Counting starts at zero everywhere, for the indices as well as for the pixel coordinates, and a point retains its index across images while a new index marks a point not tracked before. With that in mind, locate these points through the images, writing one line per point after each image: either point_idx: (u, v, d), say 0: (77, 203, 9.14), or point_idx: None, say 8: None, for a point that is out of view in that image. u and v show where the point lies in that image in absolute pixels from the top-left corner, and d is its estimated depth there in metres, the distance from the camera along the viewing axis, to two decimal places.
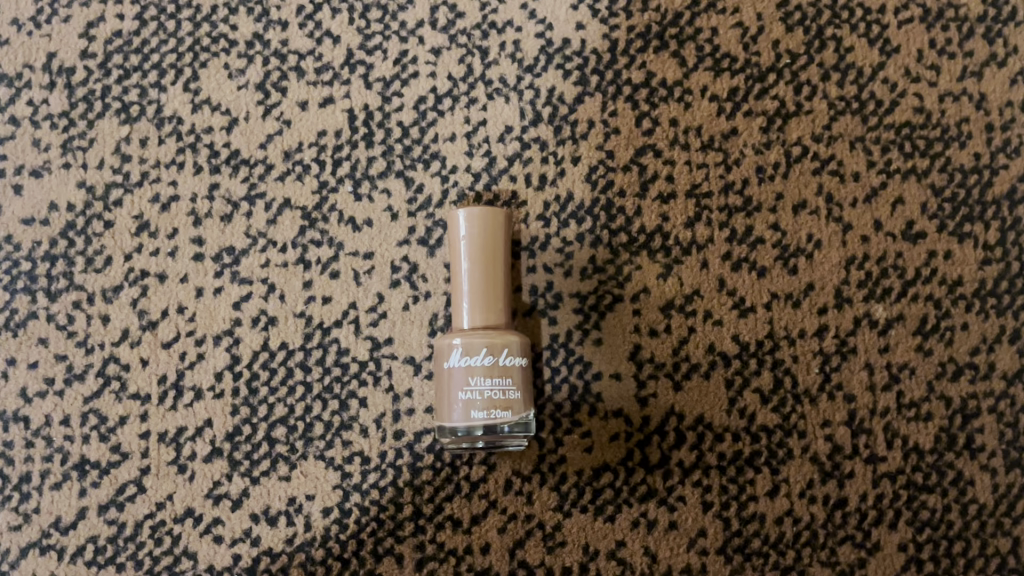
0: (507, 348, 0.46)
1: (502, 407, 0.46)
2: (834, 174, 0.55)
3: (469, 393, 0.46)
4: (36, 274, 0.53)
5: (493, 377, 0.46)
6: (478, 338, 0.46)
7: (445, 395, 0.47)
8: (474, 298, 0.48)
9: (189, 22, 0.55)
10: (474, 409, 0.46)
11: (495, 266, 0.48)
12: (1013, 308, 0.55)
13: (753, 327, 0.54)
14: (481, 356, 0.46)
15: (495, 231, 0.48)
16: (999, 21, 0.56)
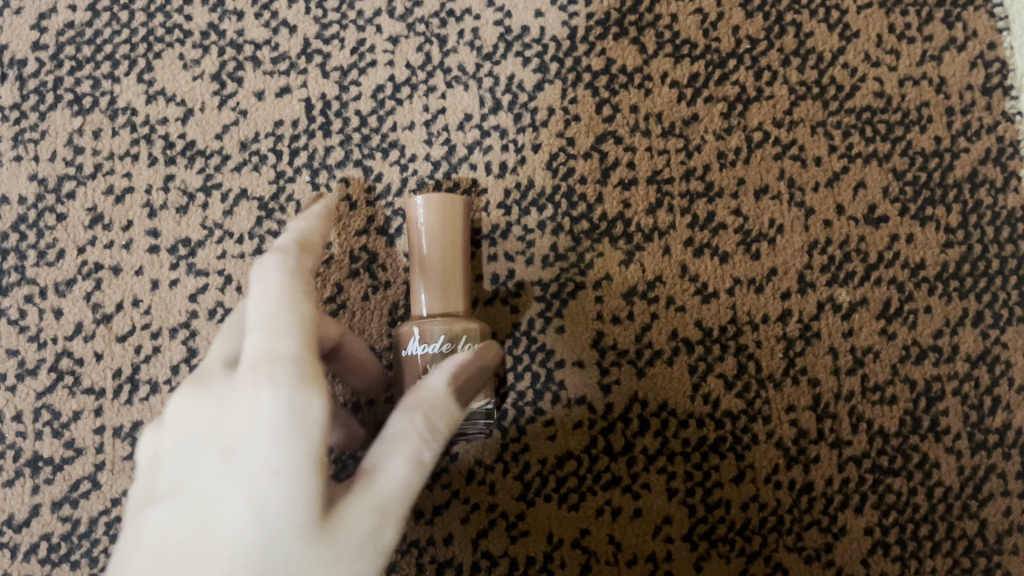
0: (465, 334, 0.46)
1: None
2: (795, 158, 0.55)
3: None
4: None
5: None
6: (436, 325, 0.46)
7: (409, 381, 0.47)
8: (432, 285, 0.47)
9: (143, 13, 0.54)
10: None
11: (455, 252, 0.48)
12: (976, 291, 0.55)
13: (715, 313, 0.54)
14: (440, 343, 0.46)
15: (454, 218, 0.48)
16: (958, 5, 0.56)
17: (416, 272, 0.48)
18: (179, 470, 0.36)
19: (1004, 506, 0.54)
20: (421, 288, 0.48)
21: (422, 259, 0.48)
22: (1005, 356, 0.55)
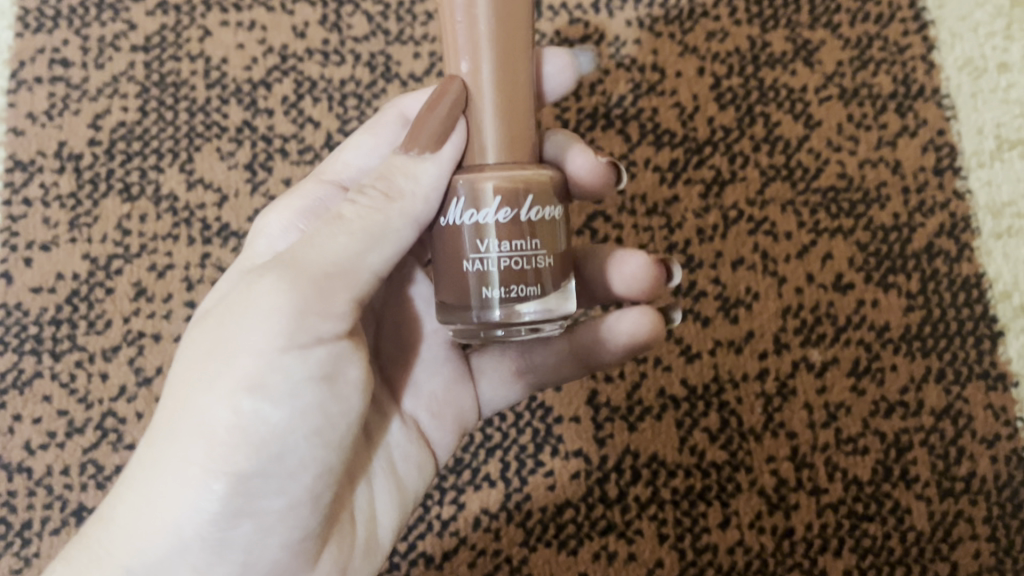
0: (531, 195, 0.36)
1: (524, 282, 0.36)
2: (768, 233, 0.60)
3: (469, 265, 0.37)
4: (42, 337, 0.58)
5: (510, 238, 0.36)
6: (488, 180, 0.36)
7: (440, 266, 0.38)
8: (498, 128, 0.37)
9: (185, 112, 0.59)
10: (485, 286, 0.36)
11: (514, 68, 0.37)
12: (936, 350, 0.60)
13: (699, 372, 0.60)
14: (495, 209, 0.36)
15: (517, 22, 0.37)
16: (908, 97, 0.61)
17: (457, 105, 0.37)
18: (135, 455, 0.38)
19: (972, 549, 0.59)
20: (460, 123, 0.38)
21: (463, 81, 0.37)
22: (966, 410, 0.60)
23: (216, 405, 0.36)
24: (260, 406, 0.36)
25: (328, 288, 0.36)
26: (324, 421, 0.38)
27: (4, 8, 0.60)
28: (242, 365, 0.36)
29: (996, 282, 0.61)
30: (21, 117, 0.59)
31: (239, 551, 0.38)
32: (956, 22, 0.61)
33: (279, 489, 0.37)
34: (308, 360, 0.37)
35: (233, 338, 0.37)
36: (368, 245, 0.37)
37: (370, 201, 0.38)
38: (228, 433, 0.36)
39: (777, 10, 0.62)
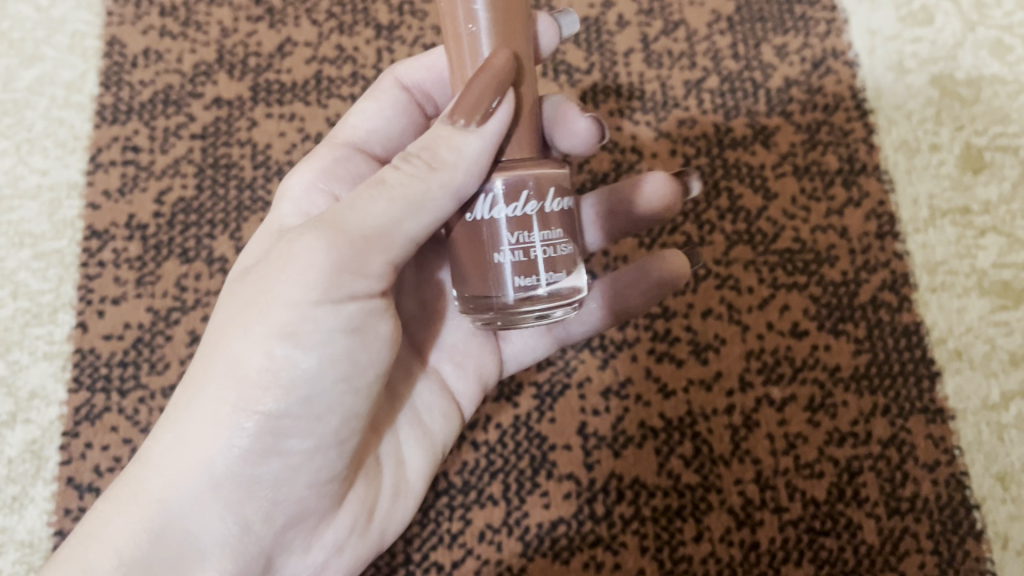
0: (553, 188, 0.44)
1: (551, 268, 0.45)
2: (733, 287, 0.70)
3: (499, 256, 0.44)
4: (111, 376, 0.65)
5: (538, 229, 0.44)
6: (515, 176, 0.44)
7: (465, 258, 0.45)
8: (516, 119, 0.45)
9: (235, 188, 0.67)
10: (519, 274, 0.44)
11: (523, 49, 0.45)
12: (882, 388, 0.69)
13: (674, 407, 0.70)
14: (525, 202, 0.44)
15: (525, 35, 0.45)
16: (852, 172, 0.70)
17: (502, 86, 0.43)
18: (181, 395, 0.46)
19: (917, 561, 0.67)
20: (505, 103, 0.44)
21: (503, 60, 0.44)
22: (909, 439, 0.69)
23: (254, 353, 0.44)
24: (291, 355, 0.44)
25: (362, 248, 0.43)
26: (352, 368, 0.46)
27: (84, 102, 0.69)
28: (278, 318, 0.44)
29: (934, 329, 0.70)
30: (97, 194, 0.67)
31: (273, 479, 0.47)
32: (892, 109, 0.71)
33: (308, 428, 0.46)
34: (338, 313, 0.44)
35: (273, 292, 0.44)
36: (407, 211, 0.43)
37: (416, 168, 0.44)
38: (263, 378, 0.44)
39: (739, 100, 0.71)
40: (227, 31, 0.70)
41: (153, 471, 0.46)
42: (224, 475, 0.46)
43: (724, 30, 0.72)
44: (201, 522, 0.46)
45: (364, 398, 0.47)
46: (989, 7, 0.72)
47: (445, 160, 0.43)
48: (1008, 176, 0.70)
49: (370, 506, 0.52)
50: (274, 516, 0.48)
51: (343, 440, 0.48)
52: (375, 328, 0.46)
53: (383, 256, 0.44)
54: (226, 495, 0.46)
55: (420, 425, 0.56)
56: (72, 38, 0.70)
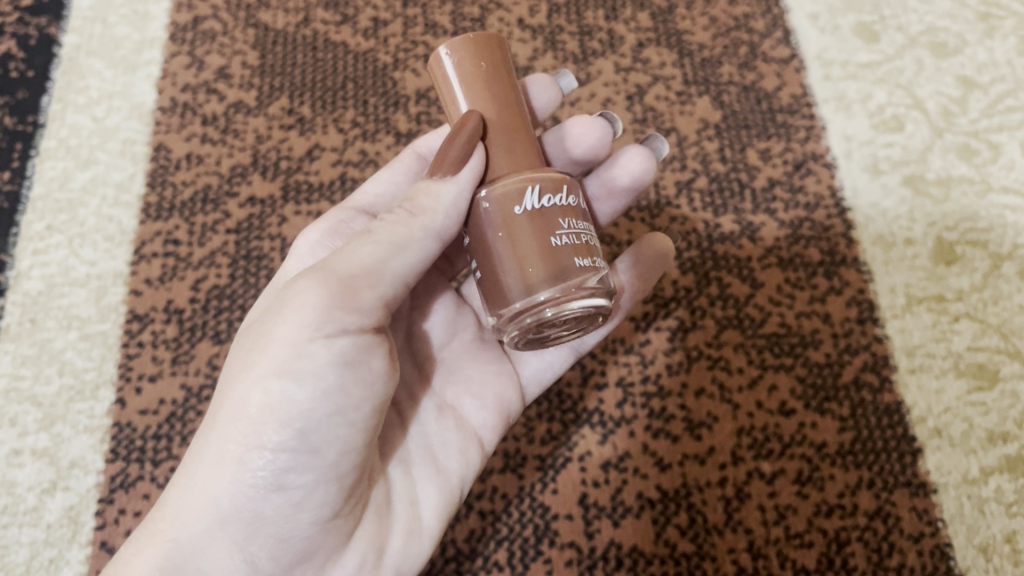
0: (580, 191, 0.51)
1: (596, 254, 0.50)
2: (724, 368, 0.74)
3: (558, 240, 0.48)
4: (146, 448, 0.69)
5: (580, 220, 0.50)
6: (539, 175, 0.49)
7: (523, 254, 0.48)
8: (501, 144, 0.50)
9: (266, 279, 0.73)
10: (547, 275, 0.47)
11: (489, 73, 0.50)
12: (866, 463, 0.71)
13: (670, 479, 0.71)
14: (568, 195, 0.49)
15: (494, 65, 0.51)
16: (834, 264, 0.76)
17: (469, 140, 0.49)
18: (200, 437, 0.50)
19: None
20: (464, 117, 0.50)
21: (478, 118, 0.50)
22: (895, 512, 0.70)
23: (252, 391, 0.47)
24: (286, 392, 0.47)
25: (353, 287, 0.48)
26: (345, 401, 0.48)
27: (132, 201, 0.75)
28: (276, 356, 0.47)
29: (913, 408, 0.72)
30: (140, 281, 0.73)
31: (274, 516, 0.49)
32: (869, 207, 0.78)
33: (305, 463, 0.47)
34: (331, 348, 0.47)
35: (273, 332, 0.48)
36: (394, 251, 0.50)
37: (401, 214, 0.51)
38: (260, 414, 0.47)
39: (726, 199, 0.77)
40: (262, 138, 0.77)
41: (171, 514, 0.50)
42: (228, 510, 0.49)
43: (712, 137, 0.79)
44: (212, 557, 0.49)
45: (360, 430, 0.49)
46: (955, 115, 0.81)
47: (425, 204, 0.50)
48: (978, 267, 0.76)
49: (381, 543, 0.54)
50: (281, 552, 0.50)
51: (342, 472, 0.49)
52: (368, 364, 0.48)
53: (374, 294, 0.49)
54: (233, 529, 0.49)
55: (431, 459, 0.58)
56: (124, 144, 0.77)
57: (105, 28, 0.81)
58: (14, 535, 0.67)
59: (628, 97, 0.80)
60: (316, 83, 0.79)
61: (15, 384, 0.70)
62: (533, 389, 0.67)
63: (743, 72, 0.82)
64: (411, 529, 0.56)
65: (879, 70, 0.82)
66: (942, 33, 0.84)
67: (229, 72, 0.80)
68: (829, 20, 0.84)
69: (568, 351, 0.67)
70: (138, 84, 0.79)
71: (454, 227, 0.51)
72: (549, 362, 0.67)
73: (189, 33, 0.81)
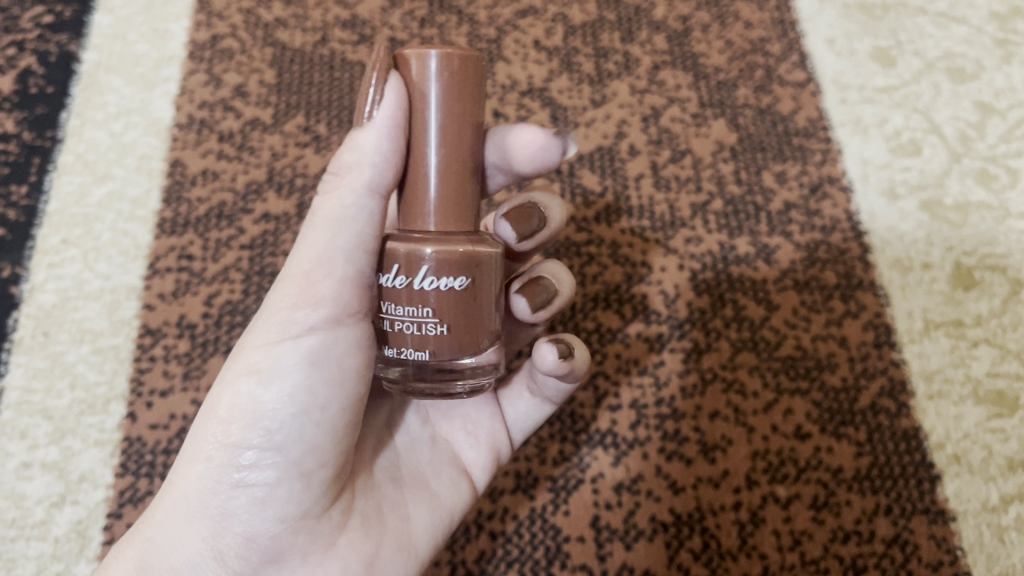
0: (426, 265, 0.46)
1: (415, 344, 0.47)
2: (739, 391, 0.72)
3: (389, 324, 0.48)
4: (155, 463, 0.69)
5: (405, 304, 0.47)
6: (401, 248, 0.46)
7: (380, 326, 0.50)
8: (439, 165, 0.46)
9: None
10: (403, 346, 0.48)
11: (461, 97, 0.46)
12: (884, 489, 0.70)
13: (684, 502, 0.70)
14: (426, 278, 0.46)
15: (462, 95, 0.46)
16: (851, 287, 0.75)
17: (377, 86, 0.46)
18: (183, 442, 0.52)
19: None
20: (391, 87, 0.45)
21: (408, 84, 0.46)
22: (912, 539, 0.69)
23: (224, 389, 0.50)
24: (252, 390, 0.49)
25: (309, 277, 0.48)
26: (312, 399, 0.49)
27: (147, 216, 0.76)
28: (246, 356, 0.49)
29: (932, 434, 0.71)
30: (153, 296, 0.73)
31: (242, 514, 0.49)
32: (886, 230, 0.77)
33: (271, 457, 0.49)
34: (297, 345, 0.49)
35: (245, 336, 0.50)
36: (332, 229, 0.47)
37: (329, 180, 0.47)
38: (229, 410, 0.49)
39: (742, 221, 0.77)
40: (277, 155, 0.78)
41: (148, 515, 0.51)
42: (198, 505, 0.50)
43: (727, 159, 0.79)
44: (181, 552, 0.49)
45: (328, 431, 0.50)
46: (973, 140, 0.80)
47: (347, 161, 0.46)
48: (997, 292, 0.76)
49: (364, 553, 0.52)
50: (250, 553, 0.50)
51: (308, 472, 0.50)
52: (338, 364, 0.49)
53: (331, 277, 0.47)
54: (202, 524, 0.49)
55: (423, 485, 0.58)
56: (140, 160, 0.77)
57: (124, 44, 0.81)
58: (22, 548, 0.67)
59: (643, 119, 0.80)
60: (332, 102, 0.79)
61: (27, 397, 0.70)
62: (517, 436, 0.64)
63: (759, 95, 0.82)
64: (399, 546, 0.54)
65: (896, 94, 0.82)
66: (959, 59, 0.84)
67: (246, 90, 0.80)
68: (845, 44, 0.84)
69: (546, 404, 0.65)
70: (155, 100, 0.79)
71: (388, 177, 0.47)
72: (526, 411, 0.64)
73: (207, 51, 0.81)
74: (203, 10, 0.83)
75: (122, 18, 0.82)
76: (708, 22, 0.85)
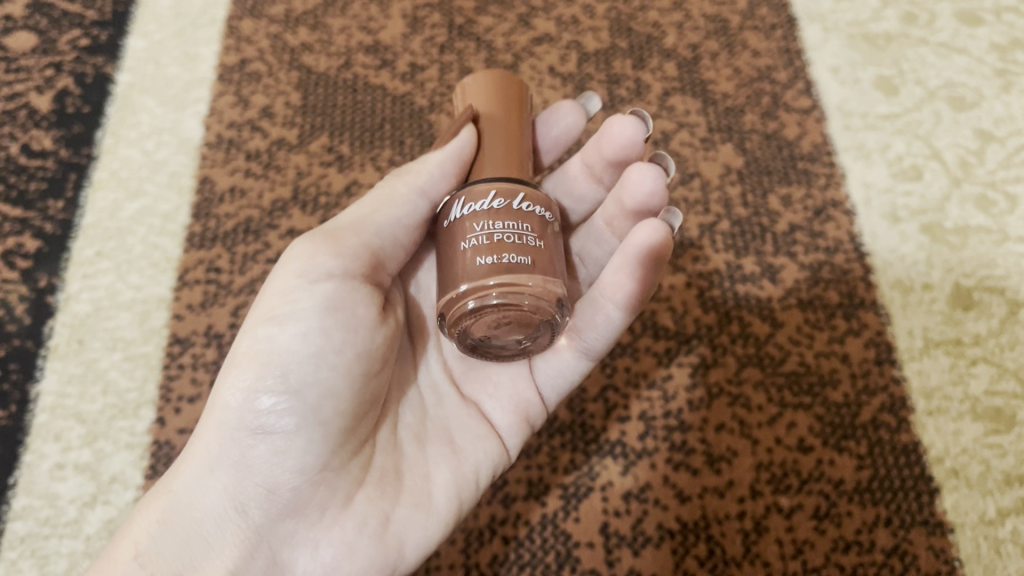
0: (515, 194, 0.54)
1: (516, 251, 0.52)
2: (743, 405, 0.75)
3: (468, 243, 0.52)
4: None
5: (503, 220, 0.52)
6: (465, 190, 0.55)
7: (450, 262, 0.53)
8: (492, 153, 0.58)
9: None
10: (481, 255, 0.51)
11: (510, 112, 0.60)
12: (884, 501, 0.71)
13: (690, 510, 0.72)
14: (492, 199, 0.53)
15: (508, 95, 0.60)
16: (854, 306, 0.78)
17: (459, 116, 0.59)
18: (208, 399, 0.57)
19: None
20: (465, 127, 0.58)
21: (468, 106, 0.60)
22: (911, 550, 0.70)
23: (243, 340, 0.54)
24: (272, 337, 0.53)
25: (337, 234, 0.56)
26: (326, 344, 0.53)
27: (177, 230, 0.79)
28: (267, 307, 0.54)
29: (931, 449, 0.73)
30: (183, 306, 0.76)
31: (262, 462, 0.54)
32: (887, 252, 0.80)
33: (287, 402, 0.53)
34: (314, 293, 0.54)
35: (268, 290, 0.55)
36: (379, 206, 0.58)
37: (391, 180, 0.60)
38: (246, 358, 0.54)
39: (748, 242, 0.80)
40: (302, 174, 0.81)
41: (175, 471, 0.56)
42: (222, 456, 0.54)
43: (734, 182, 0.82)
44: (206, 506, 0.54)
45: (343, 376, 0.54)
46: (973, 166, 0.83)
47: (410, 168, 0.60)
48: (996, 313, 0.78)
49: (380, 509, 0.56)
50: (271, 500, 0.54)
51: (326, 419, 0.53)
52: (352, 312, 0.54)
53: (357, 240, 0.56)
54: (225, 476, 0.54)
55: (443, 446, 0.61)
56: (171, 177, 0.81)
57: (157, 67, 0.85)
58: (55, 546, 0.69)
59: (654, 142, 0.83)
60: (355, 123, 0.83)
61: (62, 401, 0.73)
62: (550, 397, 0.65)
63: (765, 121, 0.84)
64: (417, 501, 0.58)
65: (898, 121, 0.85)
66: (960, 88, 0.86)
67: (273, 112, 0.84)
68: (849, 73, 0.87)
69: (581, 361, 0.64)
70: (186, 121, 0.83)
71: (438, 184, 0.59)
72: (558, 369, 0.65)
73: (236, 74, 0.85)
74: (233, 36, 0.87)
75: (155, 42, 0.86)
76: (717, 50, 0.88)
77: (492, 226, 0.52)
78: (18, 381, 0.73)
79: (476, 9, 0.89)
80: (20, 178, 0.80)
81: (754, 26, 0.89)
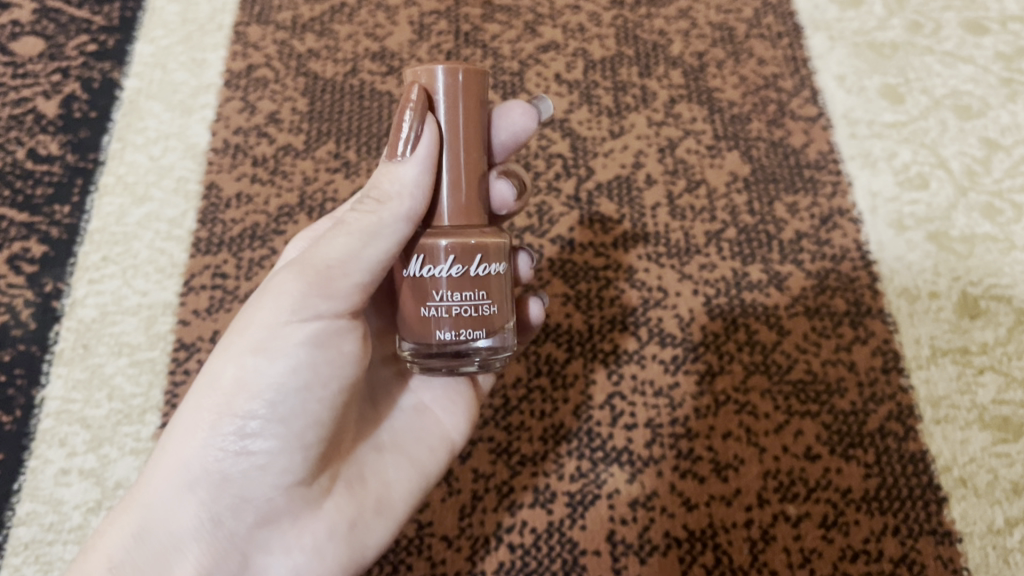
0: (476, 254, 0.49)
1: (474, 325, 0.50)
2: (751, 413, 0.74)
3: (430, 310, 0.50)
4: None
5: (461, 289, 0.50)
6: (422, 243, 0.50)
7: (414, 316, 0.51)
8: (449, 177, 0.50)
9: None
10: (442, 328, 0.50)
11: (469, 120, 0.51)
12: (892, 510, 0.71)
13: (697, 519, 0.71)
14: (451, 264, 0.49)
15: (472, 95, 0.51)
16: (861, 314, 0.77)
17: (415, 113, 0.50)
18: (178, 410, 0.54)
19: None
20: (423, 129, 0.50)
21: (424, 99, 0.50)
22: (919, 559, 0.70)
23: (229, 366, 0.52)
24: (260, 367, 0.52)
25: (325, 275, 0.51)
26: (314, 377, 0.52)
27: (183, 236, 0.79)
28: (254, 336, 0.52)
29: (939, 458, 0.73)
30: (189, 312, 0.76)
31: (240, 479, 0.53)
32: (894, 260, 0.79)
33: (272, 429, 0.52)
34: (303, 329, 0.52)
35: (251, 315, 0.53)
36: (364, 241, 0.50)
37: (370, 205, 0.51)
38: (233, 384, 0.52)
39: (754, 249, 0.79)
40: (309, 180, 0.81)
41: (144, 482, 0.54)
42: (198, 472, 0.52)
43: (740, 190, 0.82)
44: (179, 520, 0.52)
45: (327, 407, 0.53)
46: (979, 175, 0.83)
47: (389, 191, 0.50)
48: (1003, 322, 0.78)
49: (347, 515, 0.57)
50: (244, 513, 0.53)
51: (307, 443, 0.53)
52: (338, 348, 0.53)
53: (349, 281, 0.51)
54: (201, 491, 0.53)
55: (403, 456, 0.61)
56: (177, 182, 0.81)
57: (164, 73, 0.85)
58: (59, 552, 0.69)
59: (660, 150, 0.83)
60: (362, 130, 0.83)
61: (67, 407, 0.73)
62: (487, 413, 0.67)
63: (771, 129, 0.84)
64: (377, 509, 0.58)
65: (904, 130, 0.85)
66: (966, 97, 0.86)
67: (279, 118, 0.84)
68: (855, 81, 0.87)
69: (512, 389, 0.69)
70: (193, 126, 0.83)
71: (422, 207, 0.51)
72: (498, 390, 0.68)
73: (243, 80, 0.85)
74: (239, 42, 0.87)
75: (162, 48, 0.87)
76: (723, 58, 0.88)
77: (454, 297, 0.50)
78: (24, 386, 0.73)
79: (482, 17, 0.89)
80: (26, 183, 0.80)
81: (760, 34, 0.89)
